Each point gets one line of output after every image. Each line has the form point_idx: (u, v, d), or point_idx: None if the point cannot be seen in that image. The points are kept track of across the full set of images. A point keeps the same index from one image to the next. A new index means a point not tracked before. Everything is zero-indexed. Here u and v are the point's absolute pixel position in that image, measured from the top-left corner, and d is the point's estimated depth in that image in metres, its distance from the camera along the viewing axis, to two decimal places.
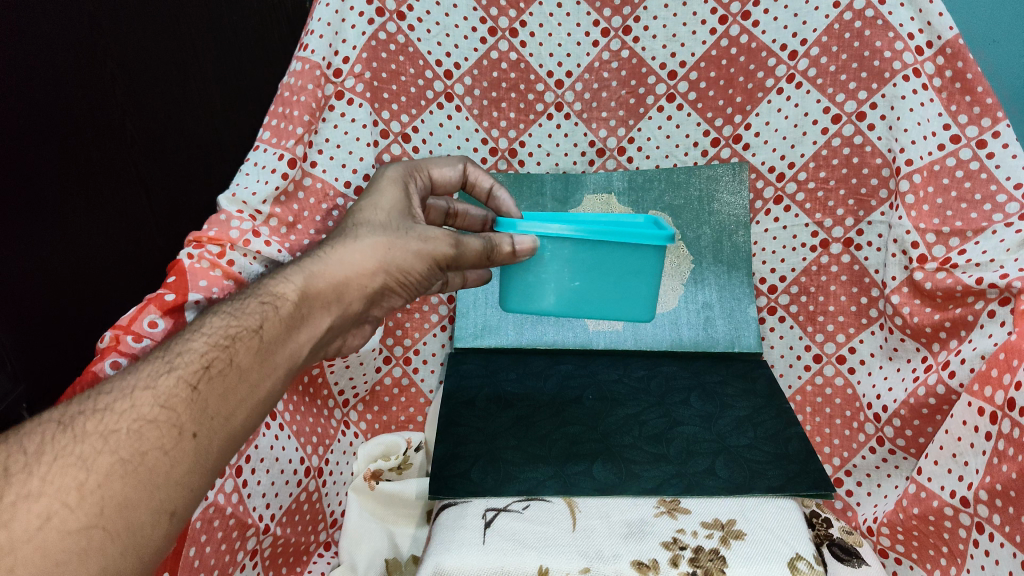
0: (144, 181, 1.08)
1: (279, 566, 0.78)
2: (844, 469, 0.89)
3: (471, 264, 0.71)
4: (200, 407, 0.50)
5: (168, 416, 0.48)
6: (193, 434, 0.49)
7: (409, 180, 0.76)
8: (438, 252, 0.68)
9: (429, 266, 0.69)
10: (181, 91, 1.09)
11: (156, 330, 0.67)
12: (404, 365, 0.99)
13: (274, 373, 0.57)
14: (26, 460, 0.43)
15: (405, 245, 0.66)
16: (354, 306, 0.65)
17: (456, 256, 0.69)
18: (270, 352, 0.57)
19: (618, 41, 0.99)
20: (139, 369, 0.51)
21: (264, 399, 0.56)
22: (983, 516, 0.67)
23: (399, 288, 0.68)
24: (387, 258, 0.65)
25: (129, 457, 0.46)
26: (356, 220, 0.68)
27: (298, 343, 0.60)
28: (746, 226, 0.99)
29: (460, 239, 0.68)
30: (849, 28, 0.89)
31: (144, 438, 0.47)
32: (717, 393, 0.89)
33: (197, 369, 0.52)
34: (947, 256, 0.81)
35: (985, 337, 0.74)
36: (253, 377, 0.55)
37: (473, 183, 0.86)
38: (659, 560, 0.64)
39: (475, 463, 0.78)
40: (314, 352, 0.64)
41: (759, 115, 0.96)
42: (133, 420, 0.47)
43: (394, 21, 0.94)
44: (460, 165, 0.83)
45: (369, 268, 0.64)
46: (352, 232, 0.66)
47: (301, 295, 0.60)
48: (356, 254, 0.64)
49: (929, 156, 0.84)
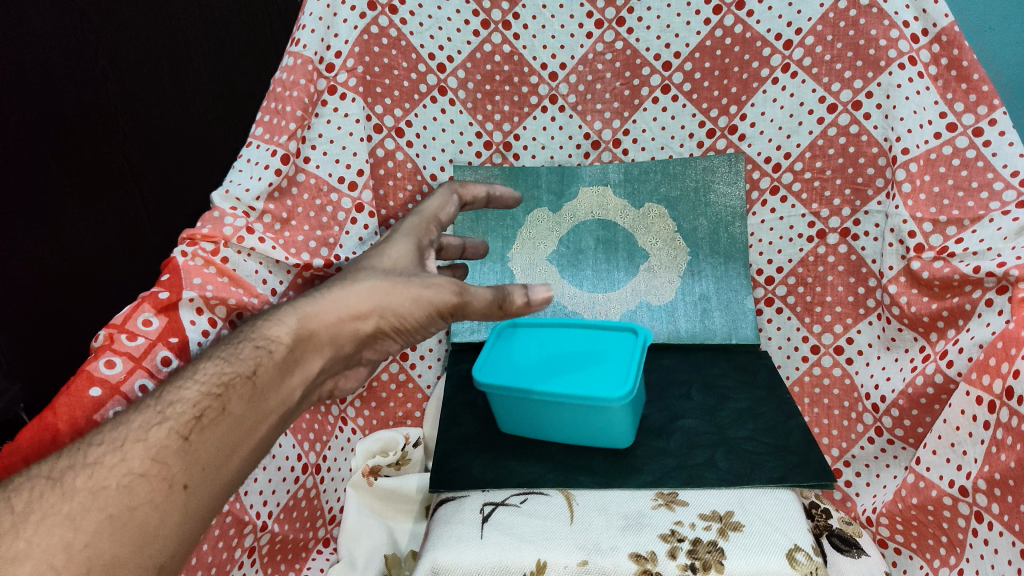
0: (136, 175, 1.06)
1: (277, 564, 0.77)
2: (843, 459, 0.89)
3: (482, 315, 0.65)
4: (191, 458, 0.51)
5: (159, 470, 0.49)
6: (184, 485, 0.50)
7: (423, 229, 0.74)
8: (440, 304, 0.64)
9: (432, 316, 0.65)
10: (173, 86, 1.06)
11: (151, 329, 0.66)
12: (402, 361, 0.98)
13: (265, 419, 0.57)
14: (13, 519, 0.44)
15: (406, 295, 0.64)
16: (347, 349, 0.65)
17: (461, 309, 0.65)
18: (262, 398, 0.57)
19: (612, 32, 0.98)
20: (131, 421, 0.51)
21: (257, 445, 0.57)
22: (982, 506, 0.67)
23: (394, 334, 0.66)
24: (382, 305, 0.63)
25: (118, 513, 0.46)
26: (354, 265, 0.67)
27: (289, 388, 0.60)
28: (742, 217, 0.98)
29: (464, 290, 0.64)
30: (843, 17, 0.88)
31: (135, 492, 0.47)
32: (717, 384, 0.89)
33: (190, 419, 0.52)
34: (944, 245, 0.81)
35: (983, 326, 0.74)
36: (244, 426, 0.55)
37: (471, 201, 0.82)
38: (657, 552, 0.64)
39: (476, 458, 0.79)
40: (304, 395, 0.64)
41: (754, 105, 0.96)
42: (124, 473, 0.48)
43: (386, 14, 0.94)
44: (455, 198, 0.80)
45: (364, 312, 0.63)
46: (349, 277, 0.65)
47: (294, 341, 0.60)
48: (352, 301, 0.63)
49: (925, 145, 0.84)
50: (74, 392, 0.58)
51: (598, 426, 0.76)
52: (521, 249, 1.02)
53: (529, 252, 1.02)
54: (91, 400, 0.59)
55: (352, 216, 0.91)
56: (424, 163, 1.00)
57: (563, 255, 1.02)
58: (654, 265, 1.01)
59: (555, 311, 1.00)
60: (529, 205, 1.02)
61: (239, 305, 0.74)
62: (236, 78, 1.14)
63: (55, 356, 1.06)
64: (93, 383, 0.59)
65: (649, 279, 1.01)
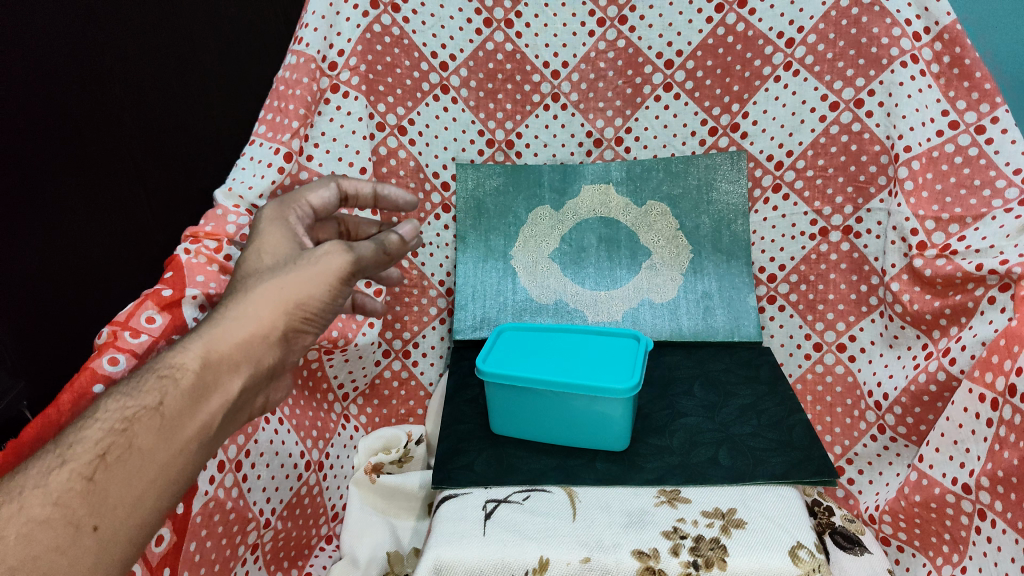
0: (142, 176, 1.07)
1: (280, 562, 0.77)
2: (845, 457, 0.89)
3: (369, 271, 0.59)
4: (98, 496, 0.43)
5: (62, 514, 0.42)
6: (93, 526, 0.43)
7: (285, 221, 0.64)
8: (337, 275, 0.56)
9: (336, 293, 0.56)
10: (179, 86, 1.09)
11: (154, 326, 0.65)
12: (404, 358, 1.00)
13: (187, 447, 0.49)
14: None
15: (300, 277, 0.54)
16: (271, 362, 0.55)
17: (356, 272, 0.57)
18: (179, 425, 0.48)
19: (614, 30, 0.99)
20: (18, 474, 0.43)
21: (183, 475, 0.48)
22: (986, 503, 0.66)
23: (308, 329, 0.56)
24: (286, 299, 0.53)
25: (16, 566, 0.39)
26: (243, 274, 0.56)
27: (211, 413, 0.50)
28: (745, 215, 0.99)
29: (350, 246, 0.57)
30: (846, 15, 0.89)
31: (35, 543, 0.40)
32: (720, 381, 0.89)
33: (92, 458, 0.44)
34: (946, 242, 0.80)
35: (986, 323, 0.73)
36: (162, 456, 0.47)
37: (354, 196, 0.72)
38: (660, 549, 0.63)
39: (478, 456, 0.79)
40: (232, 420, 0.54)
41: (756, 104, 0.96)
42: (19, 525, 0.40)
43: (388, 13, 0.95)
44: (332, 184, 0.70)
45: (273, 317, 0.53)
46: (244, 284, 0.55)
47: (205, 363, 0.50)
48: (257, 304, 0.53)
49: (927, 143, 0.84)
50: (77, 389, 0.56)
51: (598, 425, 0.76)
52: (523, 248, 1.02)
53: (531, 250, 1.02)
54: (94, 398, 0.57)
55: None
56: (427, 161, 1.00)
57: (565, 253, 1.02)
58: (656, 262, 1.01)
59: (557, 308, 1.00)
60: (531, 202, 1.03)
61: None
62: (235, 76, 1.17)
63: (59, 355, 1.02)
64: (96, 380, 0.58)
65: (651, 276, 1.01)
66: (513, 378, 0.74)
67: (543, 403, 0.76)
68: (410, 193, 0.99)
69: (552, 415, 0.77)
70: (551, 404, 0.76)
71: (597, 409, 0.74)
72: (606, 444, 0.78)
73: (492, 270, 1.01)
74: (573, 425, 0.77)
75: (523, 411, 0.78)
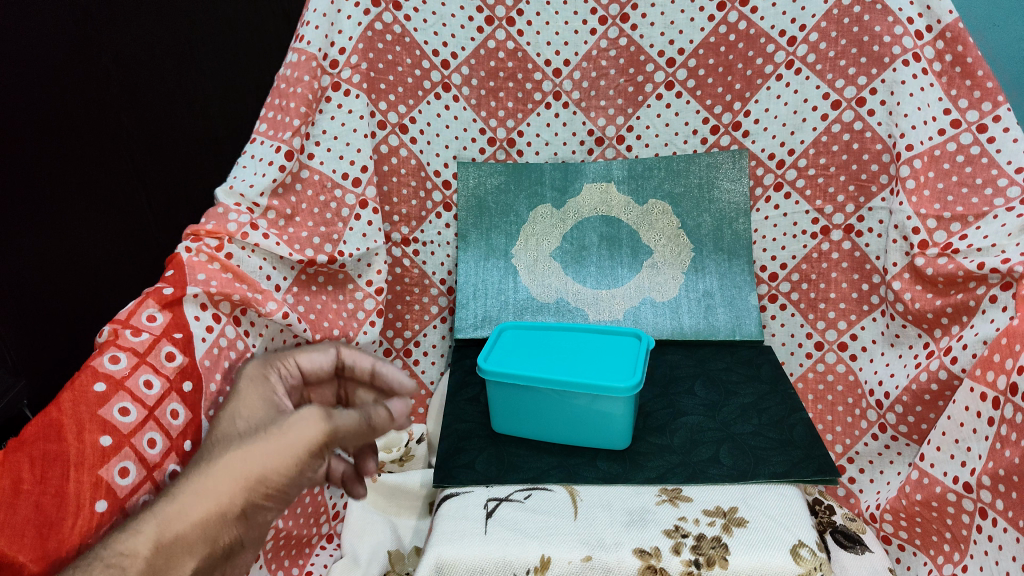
0: (140, 172, 1.07)
1: (280, 561, 0.76)
2: (846, 456, 0.89)
3: (351, 443, 0.55)
4: None
5: None
6: None
7: (269, 380, 0.63)
8: (308, 447, 0.52)
9: (306, 466, 0.52)
10: (174, 82, 1.10)
11: (155, 324, 0.64)
12: (405, 357, 1.00)
13: None
14: None
15: (267, 449, 0.51)
16: (234, 537, 0.51)
17: (331, 443, 0.53)
18: None
19: (616, 28, 0.99)
20: None
21: None
22: (987, 502, 0.66)
23: (275, 502, 0.52)
24: (248, 474, 0.50)
25: None
26: (217, 442, 0.54)
27: None
28: (746, 214, 0.99)
29: (329, 414, 0.53)
30: (848, 13, 0.89)
31: None
32: (721, 380, 0.89)
33: None
34: (948, 241, 0.80)
35: (987, 322, 0.73)
36: None
37: (352, 367, 0.69)
38: (661, 548, 0.63)
39: (479, 455, 0.79)
40: None
41: (758, 102, 0.96)
42: None
43: (390, 11, 0.95)
44: (331, 350, 0.68)
45: (234, 492, 0.49)
46: (212, 454, 0.52)
47: (159, 544, 0.46)
48: (218, 478, 0.49)
49: (930, 141, 0.84)
50: (79, 386, 0.56)
51: (599, 423, 0.76)
52: (525, 246, 1.02)
53: (533, 249, 1.02)
54: (95, 395, 0.56)
55: (356, 212, 0.91)
56: (428, 160, 1.00)
57: (567, 251, 1.02)
58: (657, 261, 1.01)
59: (559, 307, 0.99)
60: (533, 201, 1.03)
61: (243, 301, 0.72)
62: (226, 75, 1.21)
63: (64, 354, 1.00)
64: (97, 378, 0.57)
65: (652, 275, 1.01)
66: (515, 377, 0.74)
67: (545, 402, 0.76)
68: (411, 191, 1.00)
69: (554, 414, 0.77)
70: (552, 402, 0.76)
71: (599, 407, 0.74)
72: (608, 442, 0.77)
73: (493, 269, 1.01)
74: (575, 423, 0.77)
75: (525, 410, 0.78)
